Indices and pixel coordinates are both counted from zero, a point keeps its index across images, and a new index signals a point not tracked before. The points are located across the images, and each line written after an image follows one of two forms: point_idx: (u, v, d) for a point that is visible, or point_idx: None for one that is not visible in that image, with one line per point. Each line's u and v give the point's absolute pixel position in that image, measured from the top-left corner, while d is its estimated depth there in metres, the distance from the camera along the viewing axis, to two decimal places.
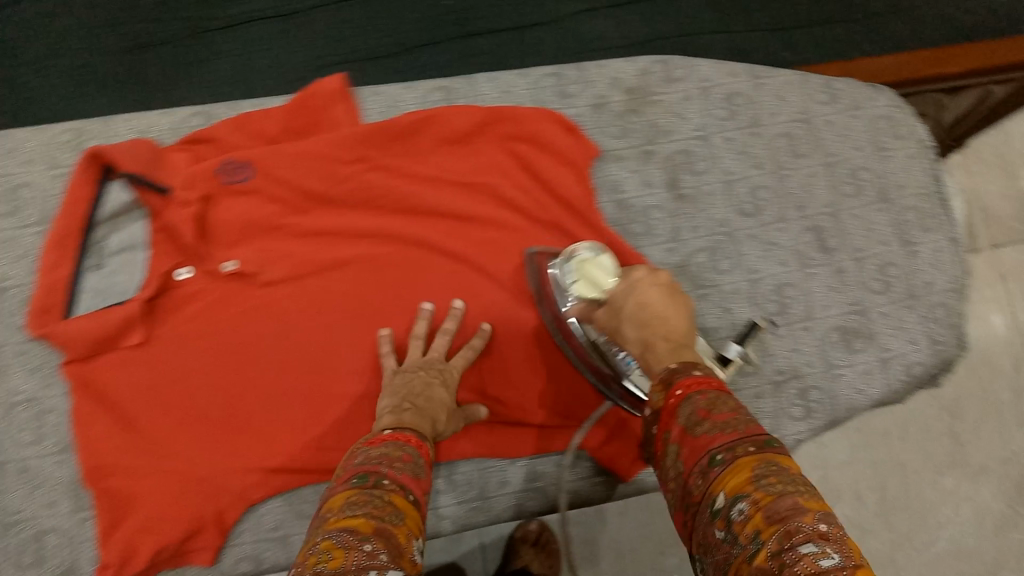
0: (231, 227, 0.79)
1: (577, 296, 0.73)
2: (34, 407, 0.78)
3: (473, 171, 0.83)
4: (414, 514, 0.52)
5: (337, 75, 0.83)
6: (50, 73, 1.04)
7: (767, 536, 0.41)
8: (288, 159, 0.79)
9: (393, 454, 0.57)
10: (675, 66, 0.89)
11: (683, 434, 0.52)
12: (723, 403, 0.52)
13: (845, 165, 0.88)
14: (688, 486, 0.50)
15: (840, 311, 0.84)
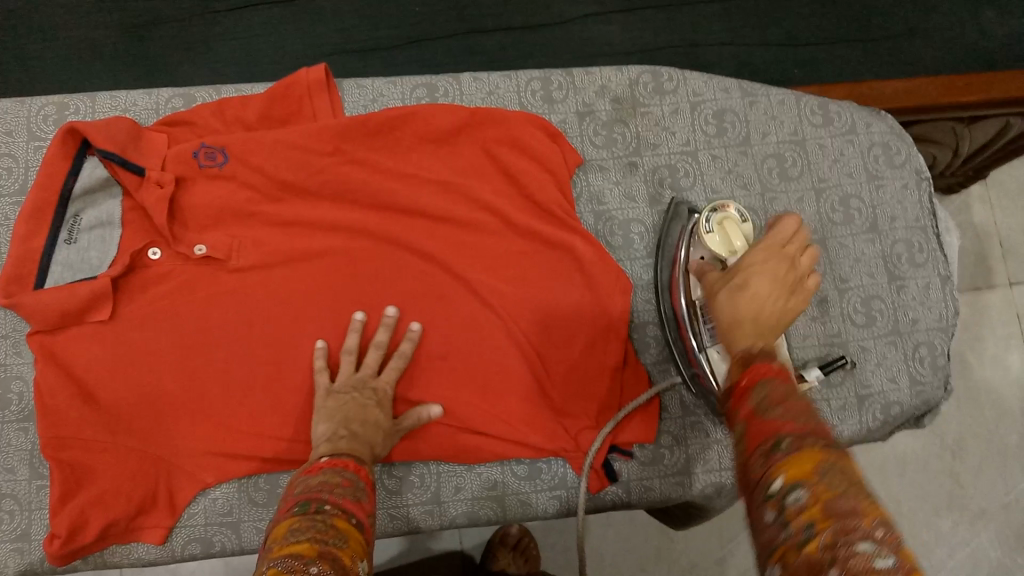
0: (200, 211, 0.77)
1: (706, 245, 0.74)
2: (3, 372, 0.78)
3: (452, 172, 0.81)
4: (356, 537, 0.54)
5: (318, 66, 0.82)
6: (57, 45, 1.06)
7: (823, 527, 0.40)
8: (263, 146, 0.78)
9: (333, 481, 0.60)
10: (666, 77, 0.86)
11: (752, 417, 0.50)
12: (799, 400, 0.51)
13: (835, 192, 0.85)
14: (744, 468, 0.47)
15: (818, 342, 0.82)
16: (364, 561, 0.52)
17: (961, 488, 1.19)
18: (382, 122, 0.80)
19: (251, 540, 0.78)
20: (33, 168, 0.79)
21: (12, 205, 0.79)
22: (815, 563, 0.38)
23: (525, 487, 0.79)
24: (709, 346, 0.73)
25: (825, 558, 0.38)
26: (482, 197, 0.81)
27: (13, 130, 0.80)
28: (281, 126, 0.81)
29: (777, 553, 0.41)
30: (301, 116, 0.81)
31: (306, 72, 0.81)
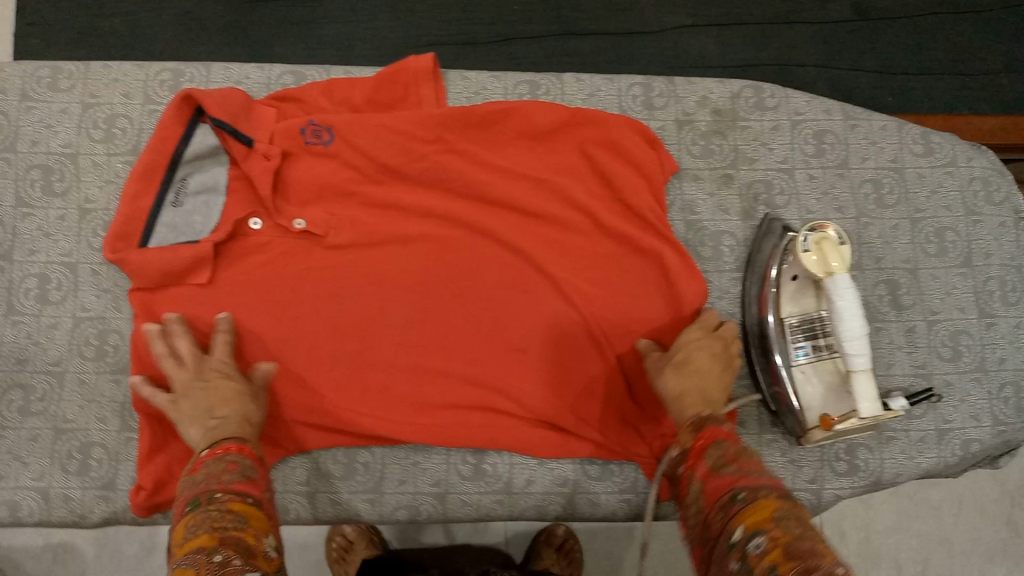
0: (302, 186, 0.79)
1: (804, 265, 0.74)
2: (101, 324, 0.79)
3: (548, 169, 0.82)
4: (255, 514, 0.61)
5: (426, 57, 0.84)
6: (168, 15, 1.10)
7: (784, 567, 0.50)
8: (371, 131, 0.79)
9: (217, 470, 0.65)
10: (769, 94, 0.86)
11: (709, 474, 0.64)
12: (747, 455, 0.65)
13: (930, 223, 0.84)
14: (706, 518, 0.60)
15: (902, 372, 0.81)
16: (267, 534, 0.60)
17: (1018, 537, 1.17)
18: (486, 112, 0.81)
19: (325, 512, 0.80)
20: (145, 129, 0.81)
21: (124, 163, 0.80)
22: None
23: (596, 488, 0.81)
24: (793, 364, 0.76)
25: None
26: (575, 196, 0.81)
27: (131, 92, 0.81)
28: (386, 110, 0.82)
29: None
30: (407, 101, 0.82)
31: (416, 60, 0.83)
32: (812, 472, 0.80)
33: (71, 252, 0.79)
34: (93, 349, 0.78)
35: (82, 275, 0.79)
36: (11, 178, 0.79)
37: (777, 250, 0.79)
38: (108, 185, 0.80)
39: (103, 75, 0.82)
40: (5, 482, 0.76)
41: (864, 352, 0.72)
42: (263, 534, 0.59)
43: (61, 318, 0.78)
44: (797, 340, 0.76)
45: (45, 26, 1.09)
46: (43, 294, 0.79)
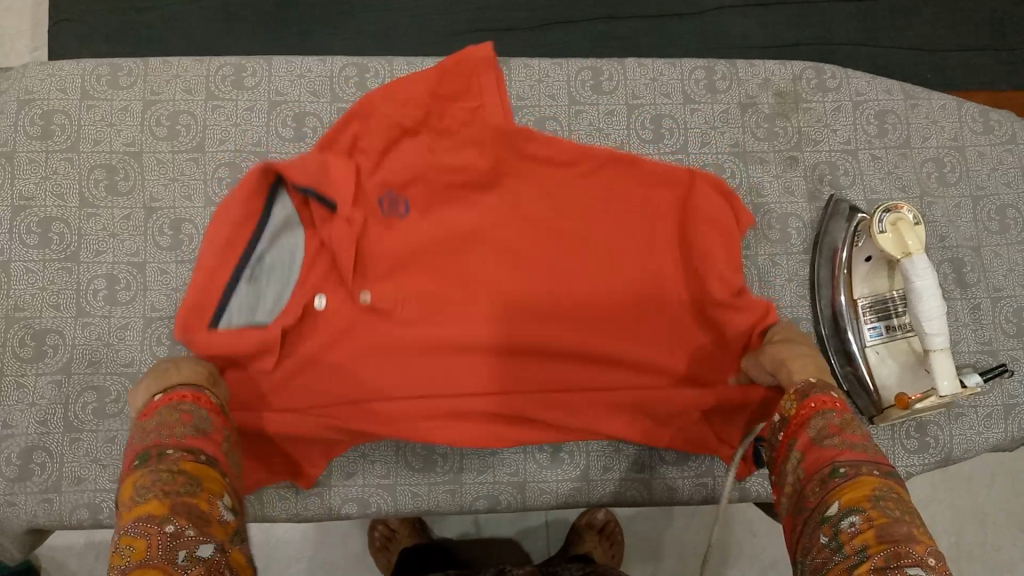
0: (379, 260, 0.72)
1: (879, 246, 0.74)
2: (173, 324, 0.77)
3: (627, 234, 0.74)
4: (208, 473, 0.57)
5: (488, 43, 0.76)
6: (204, 7, 1.09)
7: (875, 552, 0.52)
8: (458, 199, 0.74)
9: (171, 421, 0.59)
10: (829, 75, 0.86)
11: (810, 443, 0.61)
12: (853, 424, 0.62)
13: (991, 201, 0.85)
14: (803, 489, 0.60)
15: (968, 349, 0.82)
16: (224, 494, 0.56)
17: None
18: (562, 164, 0.74)
19: (406, 504, 0.80)
20: (210, 126, 0.80)
21: (190, 162, 0.79)
22: None
23: (673, 472, 0.82)
24: (869, 343, 0.77)
25: None
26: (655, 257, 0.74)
27: (193, 88, 0.80)
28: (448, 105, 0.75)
29: (834, 570, 0.53)
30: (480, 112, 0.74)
31: (476, 48, 0.75)
32: (885, 450, 0.81)
33: (138, 251, 0.78)
34: (165, 349, 0.77)
35: (150, 274, 0.78)
36: (74, 178, 0.78)
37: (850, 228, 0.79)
38: (173, 183, 0.79)
39: (165, 72, 0.81)
40: (84, 486, 0.74)
41: (942, 331, 0.71)
42: (217, 495, 0.55)
43: (132, 318, 0.77)
44: (871, 321, 0.77)
45: (80, 21, 1.08)
46: (112, 295, 0.77)
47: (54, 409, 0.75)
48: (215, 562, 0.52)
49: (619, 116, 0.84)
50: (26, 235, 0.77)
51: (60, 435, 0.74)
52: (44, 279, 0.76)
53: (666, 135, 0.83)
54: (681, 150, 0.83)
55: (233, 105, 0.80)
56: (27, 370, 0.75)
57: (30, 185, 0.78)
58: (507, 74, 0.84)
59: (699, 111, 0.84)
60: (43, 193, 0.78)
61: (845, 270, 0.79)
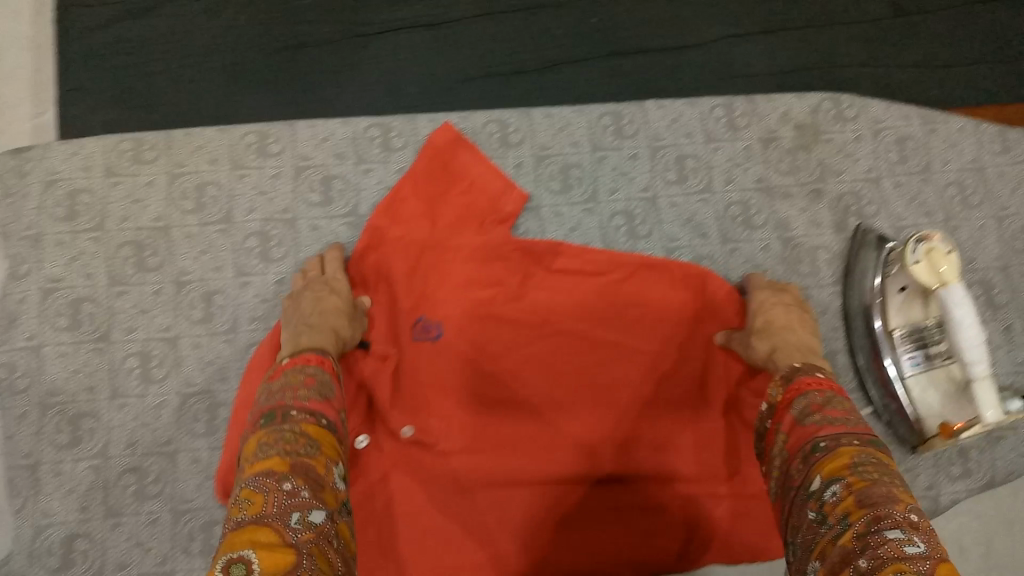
0: (414, 392, 0.74)
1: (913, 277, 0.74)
2: (209, 399, 0.77)
3: (656, 338, 0.77)
4: (326, 438, 0.57)
5: (445, 125, 0.82)
6: (209, 68, 1.09)
7: (856, 518, 0.50)
8: (487, 321, 0.76)
9: (296, 383, 0.60)
10: (847, 104, 0.87)
11: (794, 424, 0.60)
12: (835, 402, 0.59)
13: (1015, 220, 0.86)
14: (789, 471, 0.58)
15: (1005, 370, 0.82)
16: (337, 462, 0.57)
17: None
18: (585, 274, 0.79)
19: None
20: (236, 195, 0.80)
21: (217, 234, 0.79)
22: (847, 553, 0.49)
23: None
24: (908, 372, 0.77)
25: (857, 546, 0.48)
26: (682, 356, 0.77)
27: (218, 158, 0.80)
28: (444, 198, 0.79)
29: (819, 543, 0.51)
30: (466, 207, 0.79)
31: (439, 134, 0.81)
32: (928, 478, 0.81)
33: (170, 326, 0.77)
34: (203, 425, 0.76)
35: (184, 349, 0.77)
36: (102, 257, 0.78)
37: (879, 258, 0.80)
38: (202, 256, 0.79)
39: (188, 143, 0.80)
40: (128, 571, 0.72)
41: (982, 359, 0.72)
42: (332, 463, 0.56)
43: (167, 397, 0.76)
44: (908, 350, 0.77)
45: (89, 89, 1.07)
46: (146, 373, 0.77)
47: (94, 494, 0.74)
48: (325, 532, 0.51)
49: (643, 159, 0.84)
50: (56, 318, 0.77)
51: (101, 520, 0.74)
52: (77, 361, 0.76)
53: (690, 174, 0.84)
54: (707, 189, 0.83)
55: (258, 173, 0.80)
56: (64, 457, 0.75)
57: (60, 267, 0.78)
58: (530, 124, 0.84)
59: (721, 149, 0.84)
60: (73, 273, 0.78)
61: (876, 303, 0.79)
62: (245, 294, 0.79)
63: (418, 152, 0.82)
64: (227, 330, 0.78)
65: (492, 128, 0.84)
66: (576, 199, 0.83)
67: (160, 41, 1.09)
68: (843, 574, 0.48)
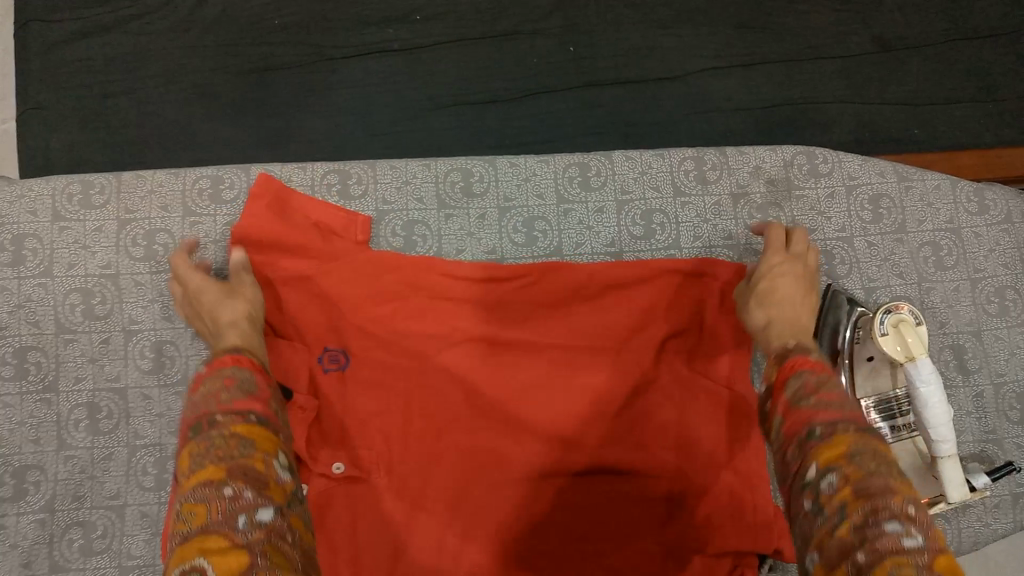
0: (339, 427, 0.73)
1: (880, 348, 0.72)
2: (158, 452, 0.74)
3: (590, 342, 0.76)
4: (258, 433, 0.53)
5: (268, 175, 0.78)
6: (176, 89, 1.06)
7: (854, 509, 0.45)
8: (383, 323, 0.75)
9: (215, 389, 0.56)
10: (821, 159, 0.85)
11: (788, 407, 0.54)
12: (830, 386, 0.54)
13: (990, 283, 0.83)
14: (783, 459, 0.52)
15: (972, 438, 0.80)
16: (277, 450, 0.54)
17: None
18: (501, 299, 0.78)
19: None
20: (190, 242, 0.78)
21: (169, 282, 0.77)
22: (846, 546, 0.44)
23: None
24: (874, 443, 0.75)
25: (856, 539, 0.44)
26: (601, 363, 0.76)
27: (169, 203, 0.78)
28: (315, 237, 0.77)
29: (815, 538, 0.46)
30: (332, 233, 0.77)
31: (268, 186, 0.78)
32: None
33: (118, 376, 0.75)
34: (152, 479, 0.74)
35: (133, 401, 0.75)
36: (49, 304, 0.76)
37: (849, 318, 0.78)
38: (152, 304, 0.76)
39: (142, 187, 0.78)
40: None
41: (949, 437, 0.70)
42: (271, 455, 0.53)
43: (116, 448, 0.74)
44: (877, 420, 0.75)
45: (49, 109, 1.04)
46: (93, 424, 0.74)
47: (38, 549, 0.72)
48: (276, 526, 0.48)
49: (609, 213, 0.82)
50: (1, 366, 0.74)
51: None
52: (22, 412, 0.74)
53: (657, 230, 0.82)
54: (674, 245, 0.82)
55: (212, 221, 0.78)
56: (8, 510, 0.72)
57: (4, 314, 0.75)
58: (494, 174, 0.83)
59: (690, 205, 0.82)
60: (17, 321, 0.75)
61: (844, 370, 0.77)
62: (196, 345, 0.77)
63: (258, 194, 0.77)
64: (176, 381, 0.75)
65: (456, 177, 0.82)
66: (540, 252, 0.81)
67: (125, 61, 1.06)
68: (841, 570, 0.44)
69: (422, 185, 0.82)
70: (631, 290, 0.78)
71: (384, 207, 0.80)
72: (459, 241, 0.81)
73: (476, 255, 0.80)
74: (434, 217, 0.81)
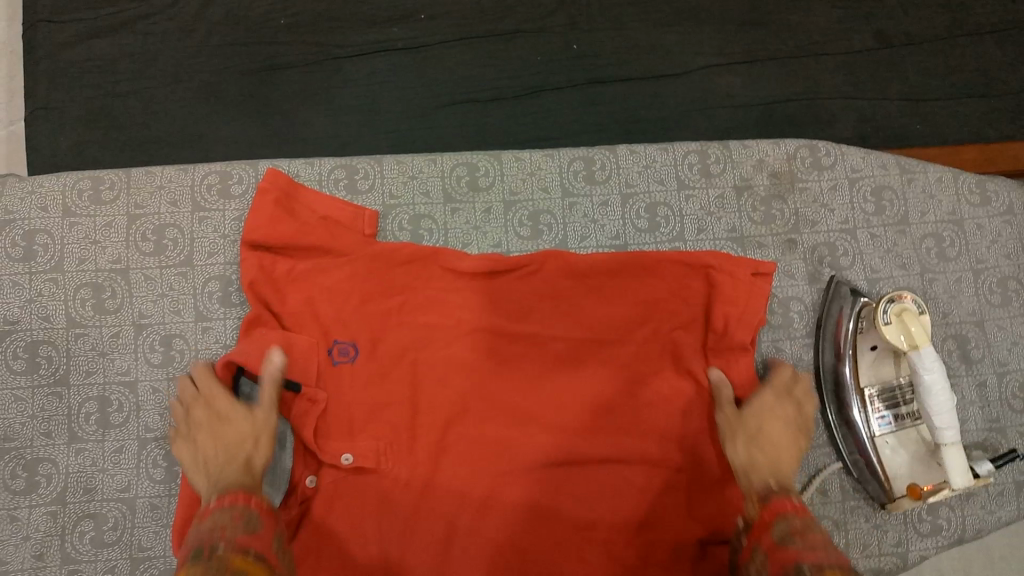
0: (348, 420, 0.73)
1: (883, 337, 0.73)
2: (168, 445, 0.75)
3: (597, 333, 0.77)
4: (255, 567, 0.53)
5: (274, 171, 0.79)
6: (183, 90, 1.07)
7: None
8: (394, 317, 0.76)
9: (224, 521, 0.58)
10: (824, 152, 0.85)
11: (772, 548, 0.59)
12: (814, 536, 0.59)
13: (992, 274, 0.84)
14: None
15: (976, 427, 0.81)
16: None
17: None
18: (510, 291, 0.78)
19: None
20: (199, 237, 0.78)
21: (178, 277, 0.78)
22: None
23: None
24: (877, 431, 0.76)
25: None
26: (610, 356, 0.77)
27: (178, 198, 0.79)
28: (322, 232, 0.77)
29: None
30: (340, 226, 0.78)
31: (272, 182, 0.78)
32: (897, 534, 0.79)
33: (129, 370, 0.76)
34: (162, 471, 0.74)
35: (143, 394, 0.76)
36: (59, 299, 0.76)
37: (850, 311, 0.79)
38: (162, 299, 0.77)
39: (150, 183, 0.79)
40: None
41: (952, 425, 0.71)
42: None
43: (126, 441, 0.74)
44: (880, 408, 0.76)
45: (56, 109, 1.05)
46: (104, 418, 0.75)
47: (50, 541, 0.72)
48: None
49: (614, 206, 0.83)
50: (12, 361, 0.75)
51: (57, 567, 0.72)
52: (33, 406, 0.75)
53: (661, 223, 0.82)
54: (678, 237, 0.82)
55: (220, 215, 0.79)
56: (20, 503, 0.73)
57: (15, 309, 0.76)
58: (499, 168, 0.83)
59: (694, 198, 0.83)
60: (28, 316, 0.76)
61: (846, 360, 0.78)
62: (205, 338, 0.77)
63: (266, 191, 0.78)
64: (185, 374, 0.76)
65: (461, 171, 0.83)
66: (545, 245, 0.82)
67: (131, 61, 1.07)
68: None
69: (428, 180, 0.83)
70: (640, 281, 0.78)
71: (390, 202, 0.82)
72: (465, 235, 0.82)
73: (482, 248, 0.81)
74: (440, 211, 0.82)
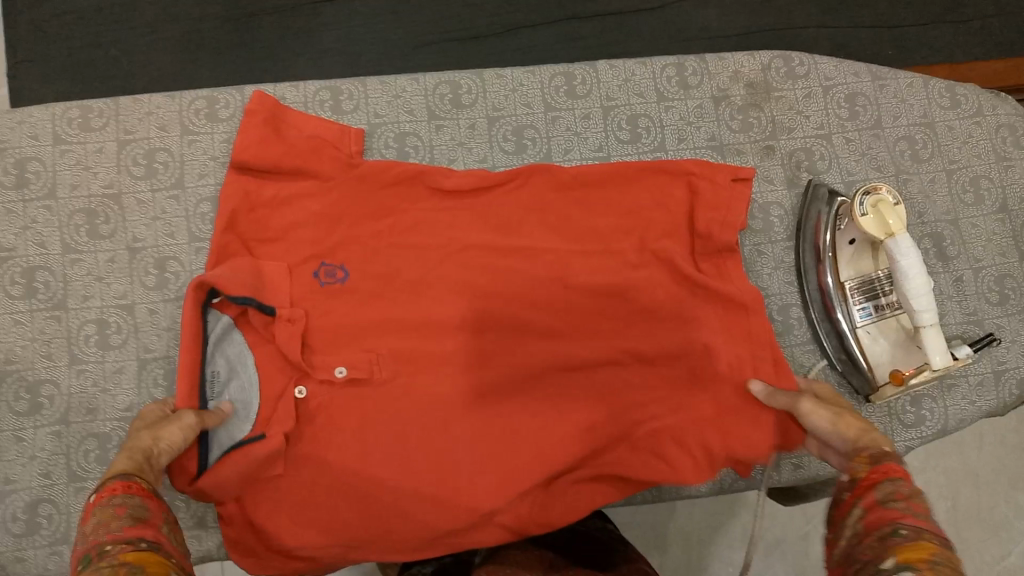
0: (339, 332, 0.73)
1: (862, 227, 0.75)
2: (168, 364, 0.76)
3: (585, 240, 0.77)
4: (152, 558, 0.48)
5: (260, 93, 0.80)
6: (164, 38, 1.07)
7: None
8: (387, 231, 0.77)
9: (106, 514, 0.51)
10: (797, 62, 0.88)
11: (874, 503, 0.53)
12: (920, 497, 0.53)
13: (965, 173, 0.86)
14: (857, 548, 0.51)
15: (955, 320, 0.83)
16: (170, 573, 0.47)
17: None
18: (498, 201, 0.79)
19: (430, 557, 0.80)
20: (189, 162, 0.80)
21: (171, 200, 0.79)
22: None
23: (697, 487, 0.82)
24: (859, 323, 0.78)
25: None
26: (608, 266, 0.76)
27: (167, 124, 0.81)
28: (310, 150, 0.78)
29: None
30: (326, 143, 0.79)
31: (259, 101, 0.79)
32: (882, 426, 0.81)
33: (125, 293, 0.77)
34: (162, 390, 0.75)
35: (140, 316, 0.77)
36: (56, 226, 0.78)
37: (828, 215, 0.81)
38: (156, 222, 0.79)
39: (139, 111, 0.81)
40: None
41: (930, 307, 0.72)
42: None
43: (126, 361, 0.76)
44: (860, 301, 0.78)
45: (39, 61, 1.05)
46: (103, 340, 0.76)
47: (56, 460, 0.74)
48: None
49: (595, 119, 0.85)
50: (10, 286, 0.76)
51: (64, 485, 0.73)
52: (33, 329, 0.76)
53: (643, 134, 0.85)
54: (659, 148, 0.84)
55: (210, 139, 0.81)
56: (25, 424, 0.74)
57: (11, 236, 0.77)
58: (482, 86, 0.85)
59: (673, 108, 0.85)
60: (24, 243, 0.77)
61: (828, 258, 0.80)
62: (199, 259, 0.79)
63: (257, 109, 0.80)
64: (179, 295, 0.77)
65: (444, 90, 0.85)
66: (530, 159, 0.84)
67: (112, 11, 1.07)
68: None
69: (412, 98, 0.85)
70: (624, 192, 0.79)
71: (375, 121, 0.83)
72: (451, 152, 0.83)
73: (468, 164, 0.83)
74: (425, 128, 0.84)
